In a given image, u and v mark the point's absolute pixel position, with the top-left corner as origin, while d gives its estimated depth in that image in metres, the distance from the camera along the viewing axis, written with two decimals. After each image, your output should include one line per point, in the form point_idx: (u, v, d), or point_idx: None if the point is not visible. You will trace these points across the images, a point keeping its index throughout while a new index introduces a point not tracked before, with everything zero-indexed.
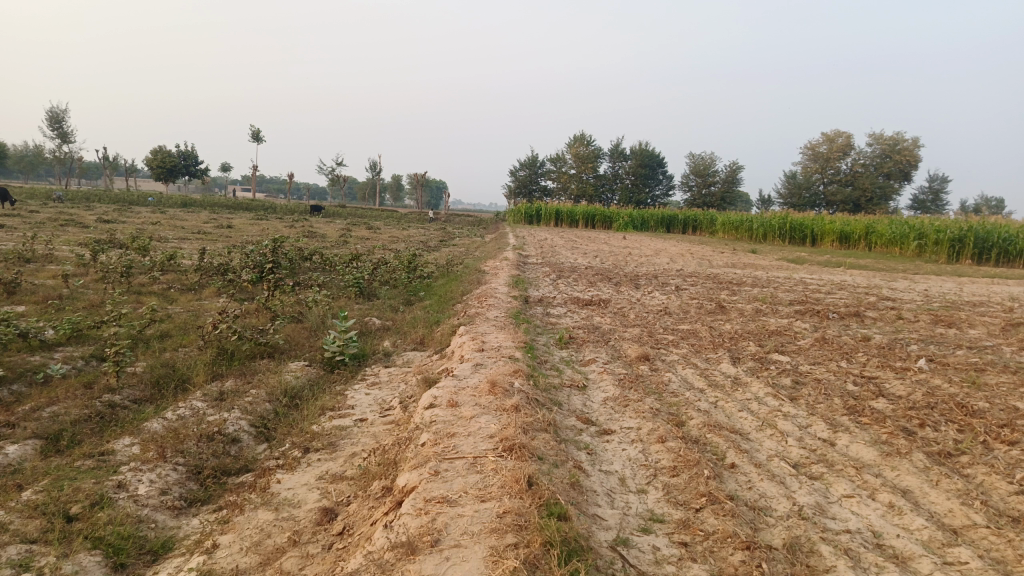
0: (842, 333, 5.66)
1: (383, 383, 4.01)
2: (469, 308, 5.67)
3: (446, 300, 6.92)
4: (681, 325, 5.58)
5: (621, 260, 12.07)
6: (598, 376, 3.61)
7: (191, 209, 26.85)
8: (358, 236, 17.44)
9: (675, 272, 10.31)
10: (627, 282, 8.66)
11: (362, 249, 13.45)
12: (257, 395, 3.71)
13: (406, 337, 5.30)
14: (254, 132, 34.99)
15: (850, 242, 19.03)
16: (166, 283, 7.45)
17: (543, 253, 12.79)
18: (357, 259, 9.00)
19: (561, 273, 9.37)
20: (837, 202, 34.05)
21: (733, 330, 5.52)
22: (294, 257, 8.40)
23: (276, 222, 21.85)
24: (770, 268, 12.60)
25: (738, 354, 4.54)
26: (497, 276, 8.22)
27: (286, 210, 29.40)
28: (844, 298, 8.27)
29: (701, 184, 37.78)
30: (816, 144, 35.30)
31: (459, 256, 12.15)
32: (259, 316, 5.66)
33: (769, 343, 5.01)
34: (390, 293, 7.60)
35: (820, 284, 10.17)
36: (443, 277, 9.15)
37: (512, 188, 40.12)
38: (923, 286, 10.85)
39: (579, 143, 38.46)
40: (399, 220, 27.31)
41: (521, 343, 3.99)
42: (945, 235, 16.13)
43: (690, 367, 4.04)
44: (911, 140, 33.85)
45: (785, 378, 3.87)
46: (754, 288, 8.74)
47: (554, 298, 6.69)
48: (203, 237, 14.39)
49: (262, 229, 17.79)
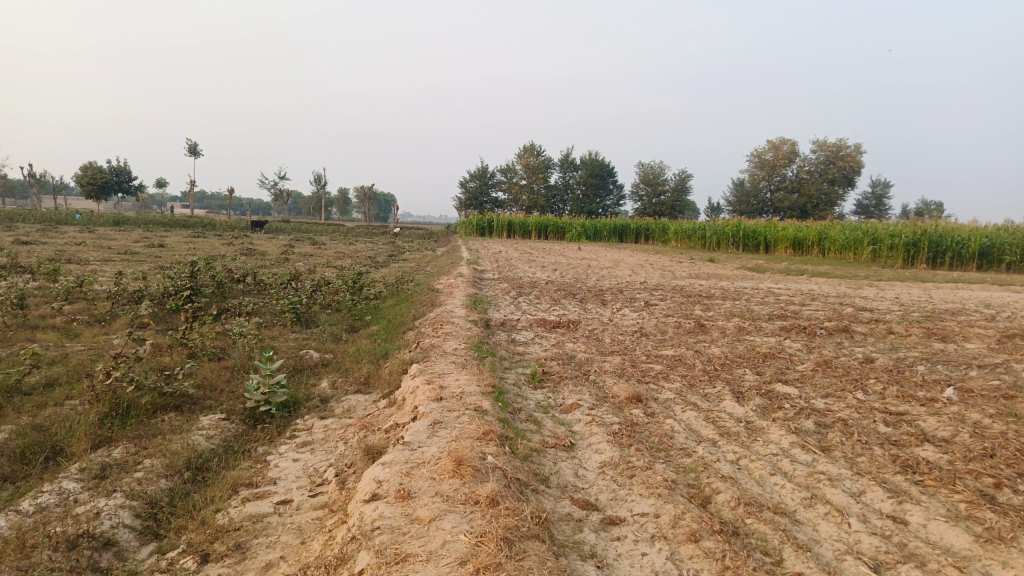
0: (841, 353, 5.09)
1: (316, 443, 3.22)
2: (423, 336, 4.91)
3: (395, 326, 6.14)
4: (664, 350, 4.93)
5: (581, 273, 11.45)
6: (587, 431, 2.90)
7: (123, 228, 25.33)
8: (302, 252, 16.46)
9: (640, 286, 9.73)
10: (592, 299, 8.01)
11: (304, 266, 12.53)
12: (152, 469, 2.88)
13: (347, 375, 4.50)
14: (191, 145, 33.50)
15: (804, 249, 18.88)
16: (71, 314, 6.47)
17: (499, 267, 12.11)
18: (296, 280, 8.14)
19: (520, 289, 8.69)
20: (785, 208, 34.30)
21: (722, 354, 4.89)
22: (222, 280, 7.50)
23: (213, 240, 20.66)
24: (733, 277, 12.16)
25: (738, 386, 3.89)
26: (452, 295, 7.47)
27: (226, 226, 28.03)
28: (822, 310, 7.77)
29: (651, 193, 37.70)
30: (762, 151, 35.64)
31: (409, 273, 11.36)
32: (173, 356, 4.79)
33: (769, 371, 4.38)
34: (332, 319, 6.79)
35: (791, 294, 9.73)
36: (392, 298, 8.34)
37: (462, 199, 39.40)
38: (892, 294, 10.51)
39: (529, 154, 38.06)
40: (346, 235, 26.27)
41: (488, 387, 3.25)
42: (900, 239, 16.04)
43: (691, 409, 3.36)
44: (853, 146, 34.46)
45: (806, 421, 3.22)
46: (726, 301, 8.19)
47: (517, 320, 5.97)
48: (128, 258, 13.24)
49: (198, 248, 16.64)
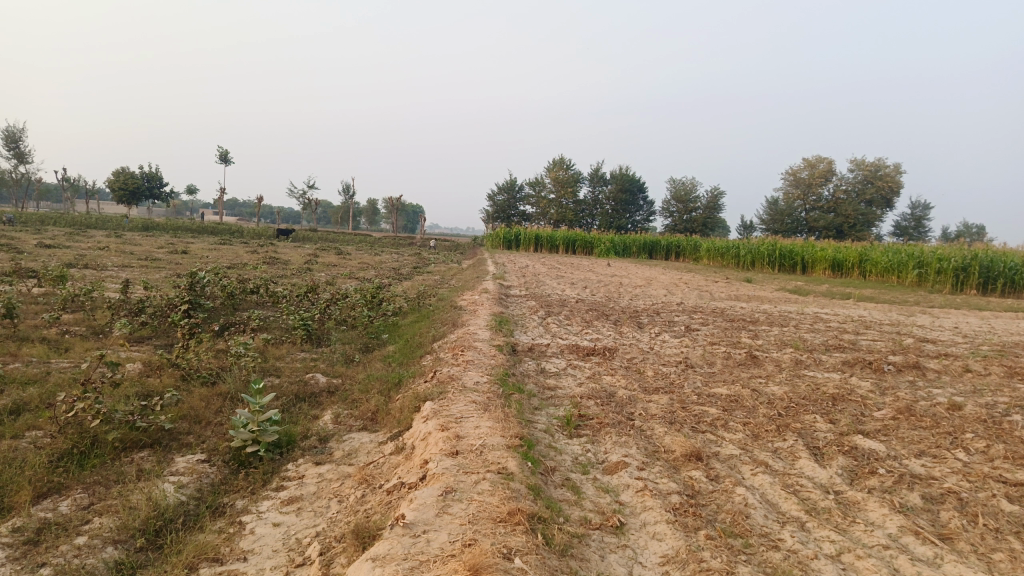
0: (920, 397, 4.42)
1: (306, 499, 2.65)
2: (441, 363, 4.34)
3: (412, 348, 5.57)
4: (715, 387, 4.30)
5: (613, 292, 10.83)
6: (639, 503, 2.30)
7: (150, 234, 25.22)
8: (325, 262, 16.03)
9: (677, 307, 9.10)
10: (627, 321, 7.38)
11: (324, 277, 12.08)
12: (100, 533, 2.34)
13: (353, 408, 3.94)
14: (222, 153, 33.59)
15: (844, 271, 18.02)
16: (67, 325, 6.01)
17: (527, 283, 11.56)
18: (311, 292, 7.66)
19: (549, 308, 8.12)
20: (820, 228, 33.26)
21: (783, 394, 4.25)
22: (232, 291, 7.03)
23: (237, 247, 20.46)
24: (775, 300, 11.44)
25: (813, 440, 3.26)
26: (477, 314, 6.92)
27: (252, 234, 27.94)
28: (881, 341, 7.08)
29: (683, 210, 36.95)
30: (797, 169, 34.77)
31: (432, 287, 10.83)
32: (162, 380, 4.28)
33: (843, 419, 3.72)
34: (346, 337, 6.27)
35: (841, 320, 9.02)
36: (412, 315, 7.78)
37: (490, 212, 39.01)
38: (950, 323, 9.70)
39: (559, 168, 37.59)
40: (371, 245, 25.99)
41: (514, 437, 2.66)
42: (948, 263, 15.16)
43: (764, 472, 2.74)
44: (893, 166, 33.44)
45: (910, 494, 2.59)
46: (773, 328, 7.50)
47: (547, 346, 5.37)
48: (147, 264, 12.92)
49: (220, 255, 16.33)
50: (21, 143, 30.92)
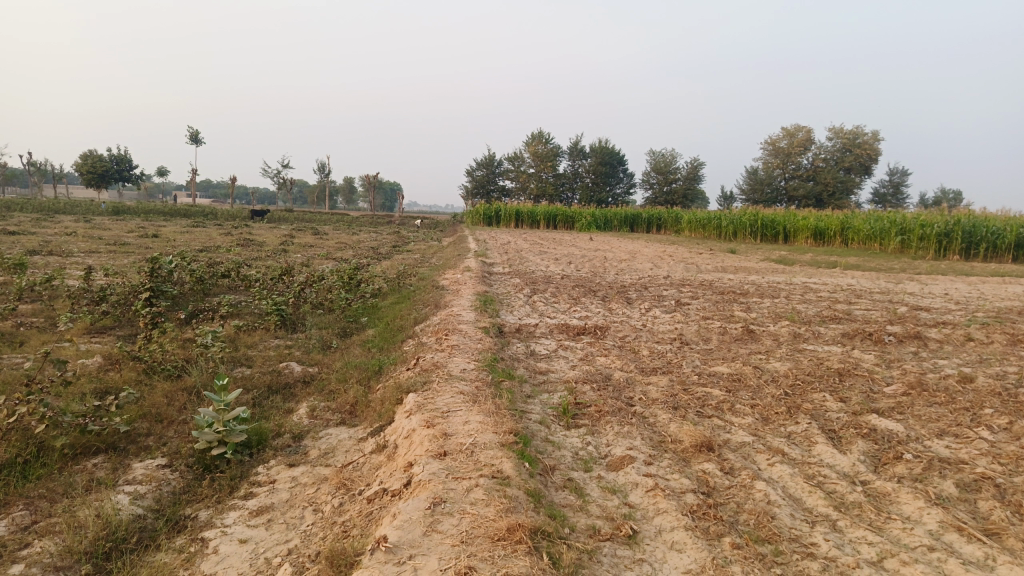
0: (929, 370, 4.21)
1: (277, 509, 2.38)
2: (424, 348, 4.06)
3: (392, 332, 5.28)
4: (716, 366, 4.06)
5: (598, 267, 10.58)
6: (652, 505, 2.05)
7: (121, 217, 24.52)
8: (301, 243, 15.59)
9: (665, 281, 8.88)
10: (615, 297, 7.13)
11: (300, 258, 11.68)
12: (39, 558, 2.05)
13: (330, 401, 3.65)
14: (193, 133, 32.74)
15: (826, 239, 17.91)
16: (23, 316, 5.63)
17: (510, 260, 11.27)
18: (286, 275, 7.31)
19: (535, 286, 7.85)
20: (799, 197, 33.22)
21: (787, 371, 4.03)
22: (201, 276, 6.66)
23: (211, 229, 19.90)
24: (761, 270, 11.27)
25: (828, 422, 3.03)
26: (460, 293, 6.64)
27: (227, 216, 27.31)
28: (875, 310, 6.90)
29: (663, 182, 36.74)
30: (776, 139, 34.63)
31: (412, 267, 10.51)
32: (123, 375, 3.96)
33: (854, 398, 3.50)
34: (323, 321, 5.96)
35: (831, 290, 8.85)
36: (392, 296, 7.47)
37: (469, 188, 38.53)
38: (939, 290, 9.57)
39: (538, 142, 37.14)
40: (349, 224, 25.50)
41: (508, 434, 2.40)
42: (931, 230, 15.07)
43: (782, 462, 2.51)
44: (871, 134, 33.42)
45: (945, 481, 2.37)
46: (765, 300, 7.29)
47: (534, 326, 5.10)
48: (116, 249, 12.43)
49: (192, 238, 15.83)
50: None
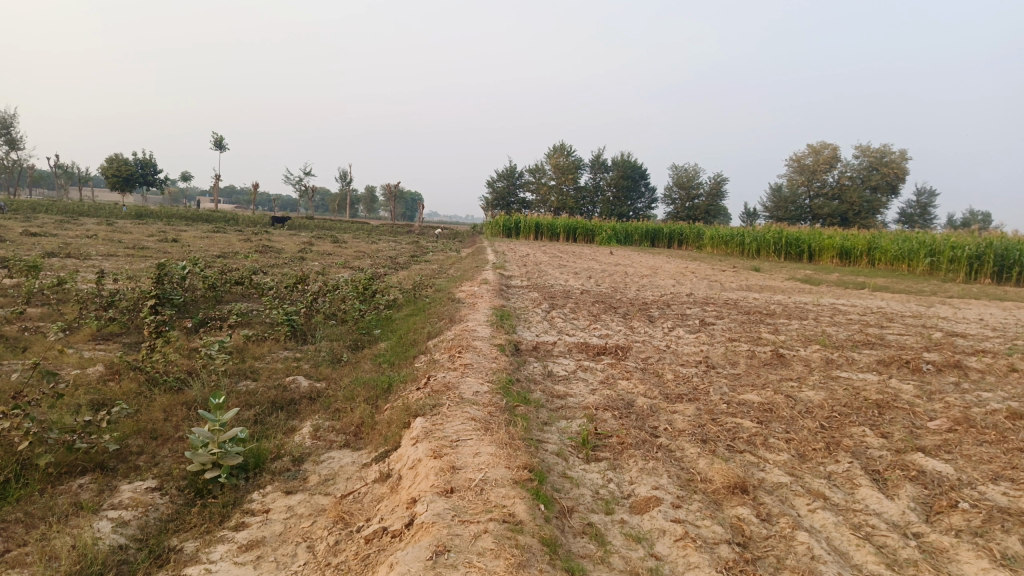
0: (975, 404, 3.93)
1: (268, 544, 2.18)
2: (436, 367, 3.85)
3: (405, 347, 5.09)
4: (745, 393, 3.81)
5: (619, 282, 10.34)
6: (682, 558, 1.83)
7: (144, 222, 24.69)
8: (320, 251, 15.50)
9: (688, 299, 8.62)
10: (637, 315, 6.89)
11: (317, 267, 11.56)
12: None
13: (335, 420, 3.46)
14: (217, 139, 33.01)
15: (852, 259, 17.51)
16: (30, 320, 5.51)
17: (529, 273, 11.07)
18: (300, 284, 7.16)
19: (554, 300, 7.63)
20: (824, 216, 32.70)
21: (822, 401, 3.77)
22: (213, 283, 6.52)
23: (230, 235, 19.90)
24: (787, 290, 10.95)
25: (871, 462, 2.78)
26: (476, 307, 6.44)
27: (248, 222, 27.42)
28: (910, 336, 6.59)
29: (685, 197, 36.41)
30: (801, 156, 34.19)
31: (429, 278, 10.35)
32: (122, 386, 3.80)
33: (896, 433, 3.24)
34: (335, 333, 5.78)
35: (861, 312, 8.54)
36: (407, 309, 7.29)
37: (490, 199, 38.45)
38: (974, 315, 9.21)
39: (559, 154, 36.99)
40: (368, 233, 25.45)
41: (521, 469, 2.18)
42: (962, 251, 14.63)
43: (824, 509, 2.26)
44: (899, 153, 32.88)
45: (1010, 537, 2.11)
46: (793, 322, 7.01)
47: (552, 344, 4.88)
48: (134, 254, 12.40)
49: (211, 244, 15.81)
50: (13, 128, 30.26)
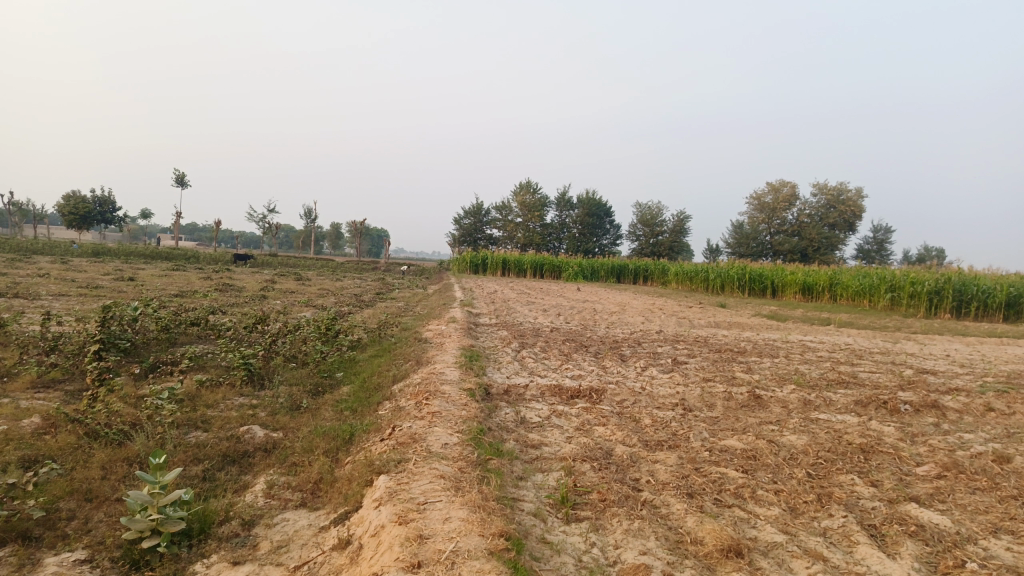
0: (959, 446, 3.82)
1: None
2: (401, 415, 3.63)
3: (369, 391, 4.84)
4: (726, 439, 3.65)
5: (588, 320, 10.21)
6: None
7: (100, 259, 23.97)
8: (282, 289, 15.12)
9: (658, 337, 8.50)
10: (608, 354, 6.73)
11: (278, 306, 11.22)
12: None
13: (292, 476, 3.20)
14: (179, 176, 32.49)
15: (815, 295, 17.71)
16: None
17: (497, 310, 10.88)
18: (259, 325, 6.87)
19: (523, 339, 7.45)
20: (785, 252, 33.25)
21: (805, 446, 3.63)
22: (165, 325, 6.19)
23: (190, 273, 19.41)
24: (755, 327, 10.94)
25: (866, 515, 2.62)
26: (443, 348, 6.22)
27: (209, 259, 26.84)
28: (882, 374, 6.54)
29: (649, 234, 36.78)
30: (761, 194, 34.88)
31: (394, 316, 10.09)
32: (58, 440, 3.49)
33: (886, 481, 3.10)
34: (295, 377, 5.51)
35: (830, 349, 8.51)
36: (372, 349, 7.04)
37: (456, 236, 38.35)
38: (940, 351, 9.26)
39: (525, 192, 37.17)
40: (332, 270, 25.07)
41: (497, 537, 1.97)
42: (922, 287, 14.87)
43: (825, 572, 2.09)
44: (855, 191, 33.76)
45: None
46: (765, 360, 6.92)
47: (524, 387, 4.68)
48: (86, 293, 11.93)
49: (168, 283, 15.33)
50: None
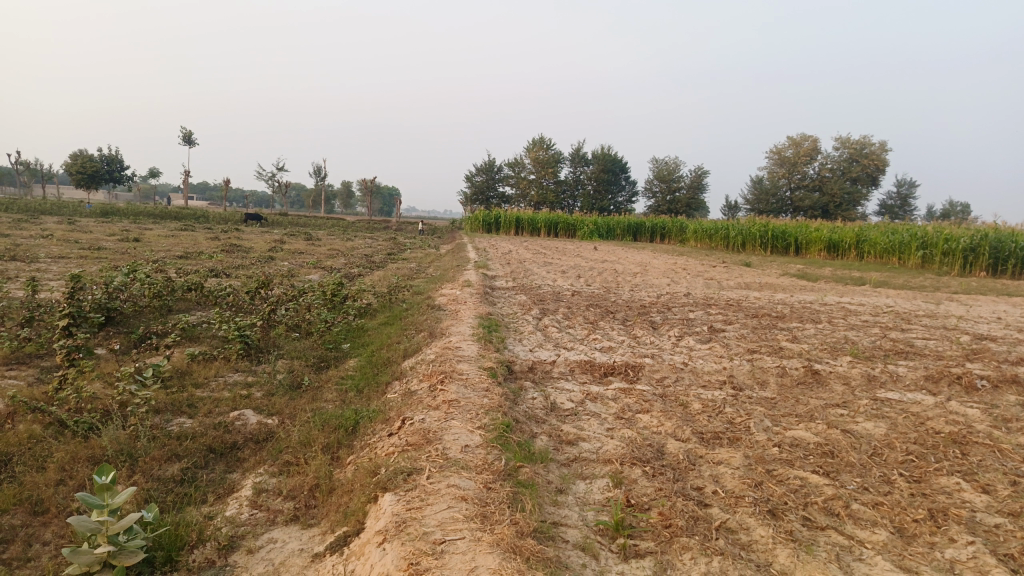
0: None
1: None
2: (412, 402, 3.11)
3: (377, 368, 4.32)
4: (793, 429, 3.12)
5: (610, 281, 9.64)
6: None
7: (108, 219, 23.55)
8: (291, 249, 14.63)
9: (688, 300, 7.92)
10: (638, 321, 6.18)
11: (286, 267, 10.72)
12: None
13: (284, 478, 2.71)
14: (186, 133, 31.84)
15: (840, 252, 16.98)
16: None
17: (513, 271, 10.34)
18: (258, 290, 6.34)
19: (544, 305, 6.90)
20: (805, 208, 32.31)
21: (887, 438, 3.08)
22: (156, 292, 5.67)
23: (199, 233, 18.94)
24: (786, 287, 10.32)
25: (995, 539, 2.08)
26: (459, 316, 5.69)
27: (219, 219, 26.33)
28: (940, 342, 5.94)
29: (666, 190, 35.87)
30: (781, 148, 33.76)
31: (406, 278, 9.56)
32: (16, 432, 3.00)
33: (999, 486, 2.55)
34: (296, 348, 4.99)
35: (874, 313, 7.89)
36: (382, 316, 6.52)
37: (468, 194, 37.65)
38: (989, 313, 8.61)
39: (538, 147, 36.24)
40: (344, 229, 24.58)
41: None
42: (957, 244, 14.08)
43: None
44: (880, 144, 32.58)
45: None
46: (808, 326, 6.34)
47: (552, 363, 4.15)
48: (86, 255, 11.47)
49: (174, 243, 14.84)
50: None
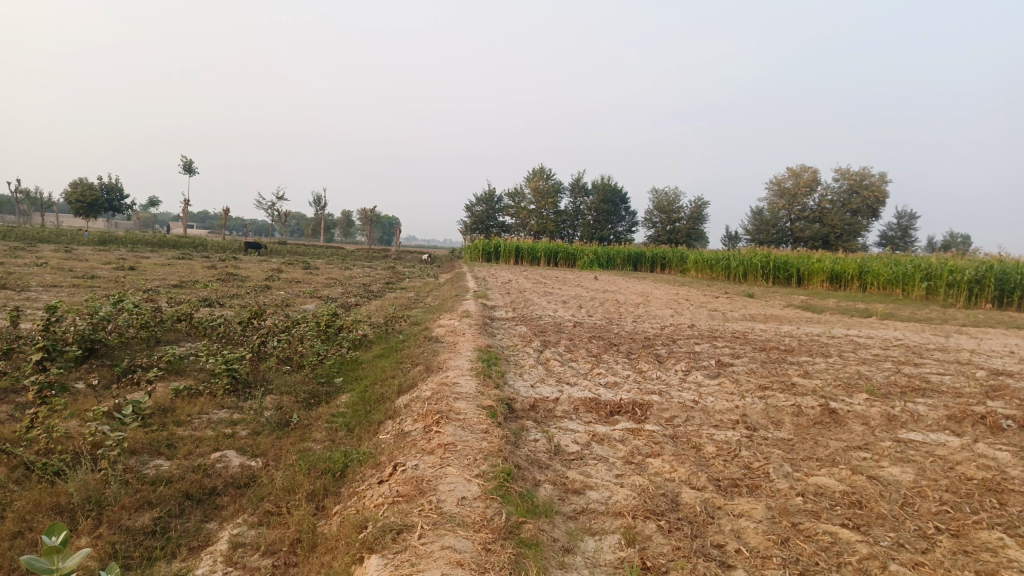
0: None
1: None
2: (405, 445, 2.90)
3: (370, 405, 4.10)
4: (816, 475, 2.89)
5: (613, 312, 9.44)
6: None
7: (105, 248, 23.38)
8: (288, 278, 14.43)
9: (692, 332, 7.71)
10: (642, 354, 5.97)
11: (282, 297, 10.51)
12: None
13: (264, 529, 2.48)
14: (188, 163, 31.86)
15: (843, 283, 16.80)
16: None
17: (513, 302, 10.13)
18: (250, 321, 6.13)
19: (546, 337, 6.69)
20: (805, 238, 32.23)
21: (917, 485, 2.85)
22: (142, 323, 5.46)
23: (196, 262, 18.75)
24: (792, 319, 10.11)
25: None
26: (457, 349, 5.47)
27: (218, 248, 26.19)
28: (956, 378, 5.72)
29: (666, 220, 35.84)
30: (781, 179, 33.80)
31: (404, 309, 9.35)
32: None
33: None
34: (286, 383, 4.76)
35: (885, 346, 7.68)
36: (377, 348, 6.30)
37: (468, 223, 37.62)
38: (1001, 347, 8.40)
39: (538, 177, 36.28)
40: (343, 258, 24.43)
41: None
42: (962, 275, 13.90)
43: None
44: (879, 175, 32.61)
45: None
46: (819, 361, 6.12)
47: (554, 401, 3.93)
48: (79, 284, 11.26)
49: (170, 272, 14.66)
50: None
